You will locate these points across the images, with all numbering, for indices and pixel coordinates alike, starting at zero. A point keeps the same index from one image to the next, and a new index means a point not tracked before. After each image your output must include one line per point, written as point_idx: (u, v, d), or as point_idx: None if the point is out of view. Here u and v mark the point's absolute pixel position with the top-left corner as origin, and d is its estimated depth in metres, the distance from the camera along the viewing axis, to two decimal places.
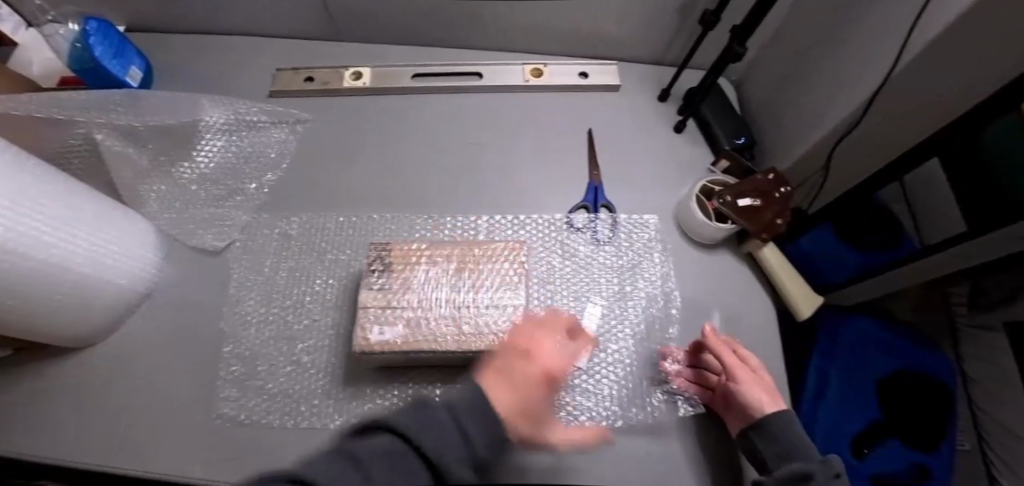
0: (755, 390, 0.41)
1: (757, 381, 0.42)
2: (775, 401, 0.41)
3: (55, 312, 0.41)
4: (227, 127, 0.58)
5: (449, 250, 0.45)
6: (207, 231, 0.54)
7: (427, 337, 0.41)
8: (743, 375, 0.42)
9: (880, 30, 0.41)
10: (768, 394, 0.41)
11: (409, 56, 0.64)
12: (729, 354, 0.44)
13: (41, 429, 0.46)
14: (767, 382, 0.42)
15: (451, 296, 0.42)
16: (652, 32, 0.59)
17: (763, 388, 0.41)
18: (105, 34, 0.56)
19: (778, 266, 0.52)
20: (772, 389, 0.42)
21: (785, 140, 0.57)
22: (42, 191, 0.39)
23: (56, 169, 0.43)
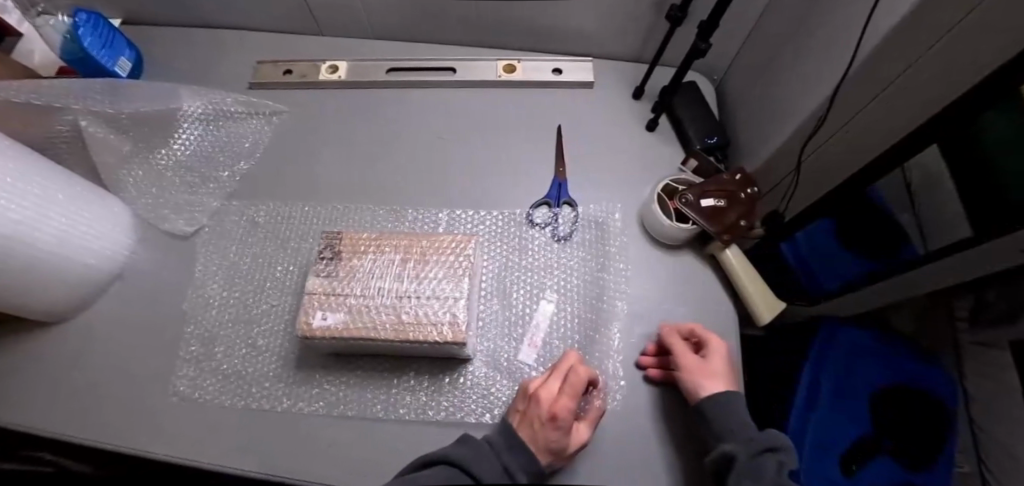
0: (699, 375, 0.42)
1: (705, 367, 0.43)
2: (722, 384, 0.42)
3: (22, 287, 0.43)
4: (206, 116, 0.61)
5: (398, 240, 0.46)
6: (178, 216, 0.56)
7: (369, 324, 0.42)
8: (689, 363, 0.43)
9: (841, 27, 0.39)
10: (713, 379, 0.42)
11: (385, 50, 0.65)
12: (680, 342, 0.44)
13: (16, 399, 0.48)
14: (719, 366, 0.42)
15: (395, 286, 0.43)
16: (626, 28, 0.58)
17: (709, 372, 0.42)
18: (95, 25, 0.59)
19: (740, 269, 0.50)
20: (720, 373, 0.42)
21: (756, 141, 0.56)
22: (10, 171, 0.40)
23: (28, 151, 0.44)
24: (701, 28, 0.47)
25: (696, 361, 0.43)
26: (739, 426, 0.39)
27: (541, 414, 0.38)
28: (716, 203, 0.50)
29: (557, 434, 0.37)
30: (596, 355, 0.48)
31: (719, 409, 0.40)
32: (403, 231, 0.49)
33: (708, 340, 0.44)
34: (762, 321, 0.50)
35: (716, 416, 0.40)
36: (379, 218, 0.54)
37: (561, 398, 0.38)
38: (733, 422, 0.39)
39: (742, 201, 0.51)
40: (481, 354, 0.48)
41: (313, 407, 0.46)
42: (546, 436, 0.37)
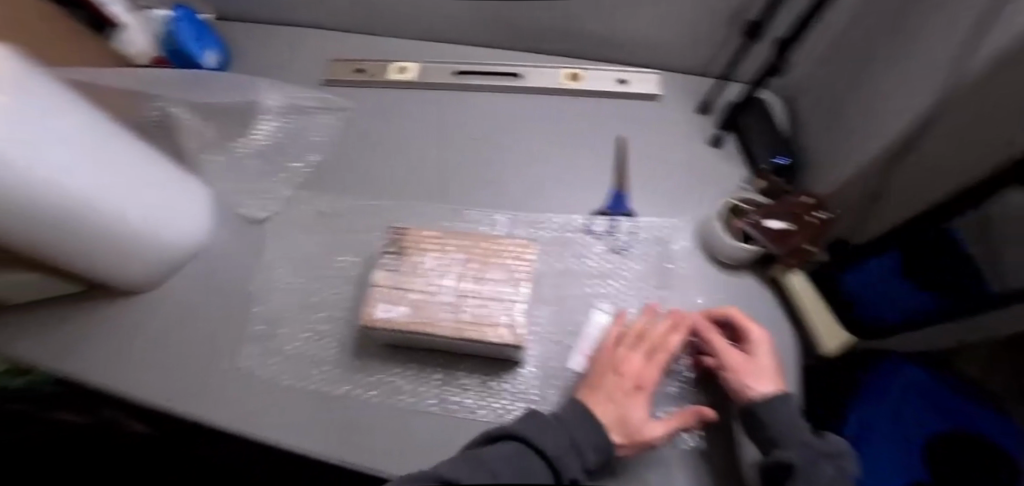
0: (744, 372, 0.39)
1: (749, 361, 0.40)
2: (771, 380, 0.39)
3: (112, 255, 0.47)
4: (282, 110, 0.64)
5: (461, 241, 0.47)
6: (252, 202, 0.59)
7: (428, 320, 0.43)
8: (729, 356, 0.40)
9: (920, 48, 0.37)
10: (761, 375, 0.39)
11: (454, 52, 0.66)
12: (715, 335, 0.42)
13: (101, 361, 0.53)
14: (764, 361, 0.40)
15: (458, 285, 0.44)
16: (695, 41, 0.58)
17: (755, 369, 0.39)
18: (190, 21, 0.64)
19: (804, 294, 0.48)
20: (767, 368, 0.39)
21: (830, 162, 0.53)
22: (113, 152, 0.44)
23: (131, 135, 0.48)
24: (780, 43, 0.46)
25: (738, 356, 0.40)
26: (793, 430, 0.36)
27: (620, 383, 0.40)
28: (784, 225, 0.48)
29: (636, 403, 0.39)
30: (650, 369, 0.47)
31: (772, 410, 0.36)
32: (463, 232, 0.50)
33: (747, 331, 0.41)
34: (824, 351, 0.48)
35: (771, 419, 0.36)
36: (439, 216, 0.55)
37: (646, 370, 0.40)
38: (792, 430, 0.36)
39: (811, 225, 0.47)
40: (533, 360, 0.48)
41: (369, 394, 0.48)
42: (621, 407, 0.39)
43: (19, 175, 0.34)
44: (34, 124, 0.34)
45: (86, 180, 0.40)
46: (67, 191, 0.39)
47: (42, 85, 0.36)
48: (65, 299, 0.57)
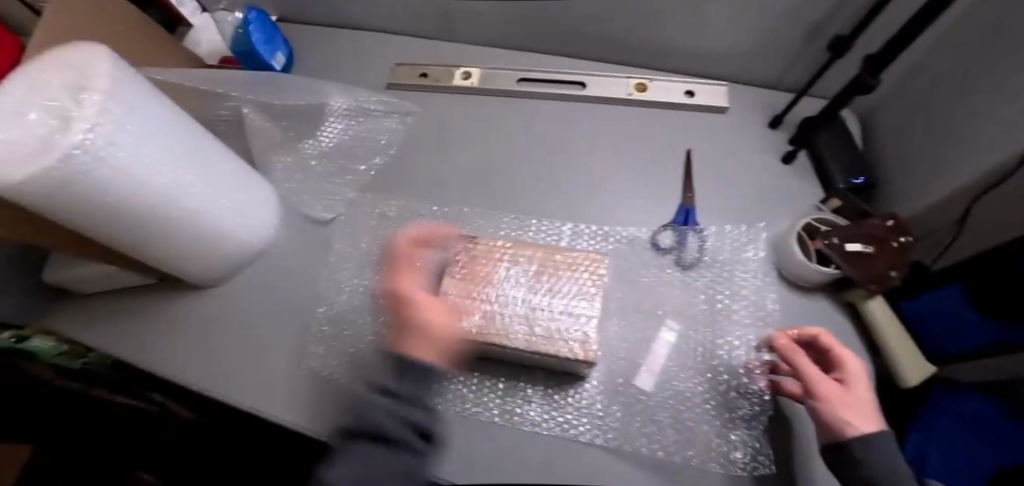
0: (844, 404, 0.37)
1: (848, 392, 0.38)
2: (872, 416, 0.37)
3: (187, 248, 0.49)
4: (347, 112, 0.65)
5: (532, 251, 0.47)
6: (318, 203, 0.61)
7: (500, 331, 0.43)
8: (826, 386, 0.38)
9: None
10: (862, 409, 0.37)
11: (519, 60, 0.68)
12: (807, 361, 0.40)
13: (173, 353, 0.54)
14: (864, 394, 0.37)
15: (528, 297, 0.44)
16: (769, 53, 0.58)
17: (855, 402, 0.37)
18: (262, 23, 0.65)
19: (883, 322, 0.47)
20: (868, 402, 0.37)
21: (915, 185, 0.51)
22: (190, 148, 0.44)
23: (207, 133, 0.49)
24: (868, 60, 0.44)
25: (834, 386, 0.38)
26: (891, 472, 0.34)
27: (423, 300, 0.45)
28: (865, 249, 0.47)
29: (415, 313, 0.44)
30: (723, 389, 0.47)
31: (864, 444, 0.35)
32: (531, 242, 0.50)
33: (842, 360, 0.39)
34: (905, 383, 0.45)
35: (867, 454, 0.35)
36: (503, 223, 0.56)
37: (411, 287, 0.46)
38: (892, 470, 0.34)
39: (892, 252, 0.46)
40: (602, 375, 0.48)
41: (432, 401, 0.48)
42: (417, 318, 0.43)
43: (109, 173, 0.36)
44: (127, 124, 0.36)
45: (171, 178, 0.42)
46: (156, 189, 0.41)
47: (134, 84, 0.38)
48: (137, 291, 0.59)
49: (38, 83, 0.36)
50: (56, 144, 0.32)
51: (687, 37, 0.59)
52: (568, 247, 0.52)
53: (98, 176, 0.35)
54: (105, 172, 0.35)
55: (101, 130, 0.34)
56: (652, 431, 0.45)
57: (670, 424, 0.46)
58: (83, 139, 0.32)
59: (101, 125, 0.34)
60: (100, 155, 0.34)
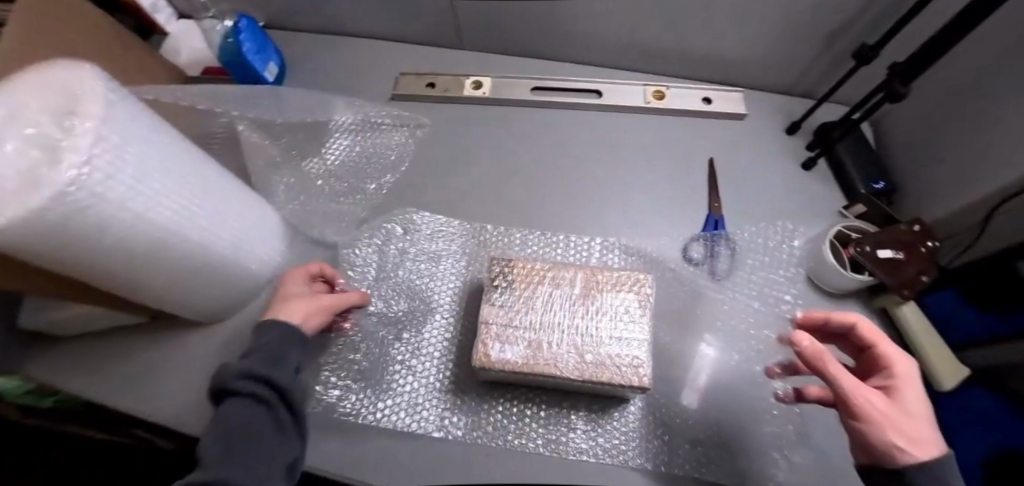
0: (898, 426, 0.33)
1: (899, 409, 0.34)
2: (929, 436, 0.33)
3: (192, 285, 0.44)
4: (354, 127, 0.62)
5: (573, 274, 0.44)
6: (327, 225, 0.58)
7: (549, 361, 0.40)
8: (876, 404, 0.33)
9: None
10: (918, 430, 0.32)
11: (531, 69, 0.66)
12: (846, 369, 0.35)
13: (173, 399, 0.49)
14: (915, 407, 0.34)
15: (574, 322, 0.42)
16: (785, 60, 0.58)
17: (908, 421, 0.33)
18: (252, 31, 0.60)
19: (917, 328, 0.48)
20: (922, 418, 0.33)
21: (942, 189, 0.52)
22: (192, 174, 0.40)
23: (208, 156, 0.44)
24: (894, 68, 0.45)
25: (883, 401, 0.34)
26: None
27: (298, 293, 0.45)
28: (897, 256, 0.47)
29: (277, 299, 0.45)
30: (767, 402, 0.47)
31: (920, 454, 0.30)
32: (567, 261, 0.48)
33: (891, 365, 0.36)
34: (941, 386, 0.46)
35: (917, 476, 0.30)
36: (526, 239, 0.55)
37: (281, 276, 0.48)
38: None
39: (922, 256, 0.46)
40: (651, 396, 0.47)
41: (471, 436, 0.45)
42: (281, 305, 0.44)
43: (108, 210, 0.31)
44: (126, 153, 0.32)
45: (174, 208, 0.37)
46: (157, 223, 0.36)
47: (131, 105, 0.33)
48: (126, 330, 0.53)
49: (12, 108, 0.30)
50: (45, 182, 0.27)
51: (702, 44, 0.58)
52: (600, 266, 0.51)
53: (95, 216, 0.30)
54: (104, 209, 0.31)
55: (97, 162, 0.29)
56: (700, 451, 0.44)
57: (717, 444, 0.45)
58: (79, 174, 0.28)
59: (97, 156, 0.29)
60: (98, 191, 0.30)
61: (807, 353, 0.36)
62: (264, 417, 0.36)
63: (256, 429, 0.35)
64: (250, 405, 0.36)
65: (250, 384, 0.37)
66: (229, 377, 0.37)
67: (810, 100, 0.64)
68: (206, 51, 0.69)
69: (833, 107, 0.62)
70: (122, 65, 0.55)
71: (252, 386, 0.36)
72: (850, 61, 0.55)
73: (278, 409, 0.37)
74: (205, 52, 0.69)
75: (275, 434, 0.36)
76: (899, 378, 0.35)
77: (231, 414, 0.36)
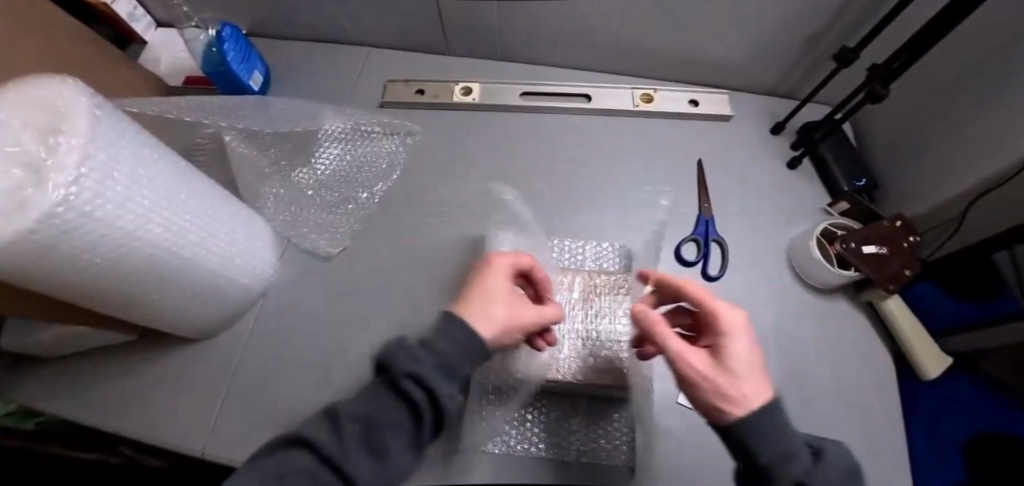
0: (716, 384, 0.31)
1: (722, 365, 0.32)
2: (754, 387, 0.31)
3: (183, 301, 0.43)
4: (344, 135, 0.62)
5: (574, 279, 0.49)
6: (320, 236, 0.57)
7: (552, 362, 0.44)
8: (696, 366, 0.32)
9: None
10: (739, 384, 0.31)
11: (520, 74, 0.67)
12: (677, 337, 0.35)
13: (165, 419, 0.48)
14: (738, 362, 0.32)
15: (574, 324, 0.46)
16: (768, 62, 0.59)
17: (728, 378, 0.31)
18: (236, 39, 0.59)
19: (902, 320, 0.49)
20: (746, 369, 0.32)
21: (922, 186, 0.54)
22: (180, 189, 0.39)
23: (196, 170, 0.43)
24: (874, 71, 0.46)
25: (705, 361, 0.33)
26: None
27: (501, 293, 0.38)
28: (881, 252, 0.49)
29: (477, 291, 0.38)
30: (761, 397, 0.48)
31: (784, 419, 0.31)
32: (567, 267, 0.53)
33: (719, 321, 0.35)
34: (926, 375, 0.50)
35: (755, 441, 0.29)
36: (523, 236, 0.55)
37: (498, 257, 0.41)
38: None
39: (904, 251, 0.48)
40: (650, 397, 0.47)
41: (471, 441, 0.45)
42: (481, 300, 0.37)
43: (98, 230, 0.31)
44: (115, 171, 0.31)
45: (163, 225, 0.37)
46: (146, 242, 0.35)
47: (118, 121, 0.32)
48: (111, 352, 0.52)
49: None
50: (30, 204, 0.26)
51: (688, 47, 0.59)
52: (596, 270, 0.52)
53: (83, 237, 0.30)
54: (93, 229, 0.30)
55: (85, 182, 0.28)
56: (699, 448, 0.45)
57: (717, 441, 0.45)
58: (66, 194, 0.27)
59: (85, 176, 0.28)
60: (87, 211, 0.29)
61: (644, 327, 0.36)
62: (407, 422, 0.33)
63: (397, 434, 0.33)
64: (399, 408, 0.33)
65: (412, 387, 0.32)
66: (402, 366, 0.33)
67: (793, 100, 0.66)
68: (187, 61, 0.68)
69: (814, 107, 0.64)
70: (109, 80, 0.55)
71: (414, 391, 0.32)
72: (830, 62, 0.57)
73: (423, 422, 0.33)
74: (186, 61, 0.68)
75: (406, 447, 0.33)
76: (727, 336, 0.34)
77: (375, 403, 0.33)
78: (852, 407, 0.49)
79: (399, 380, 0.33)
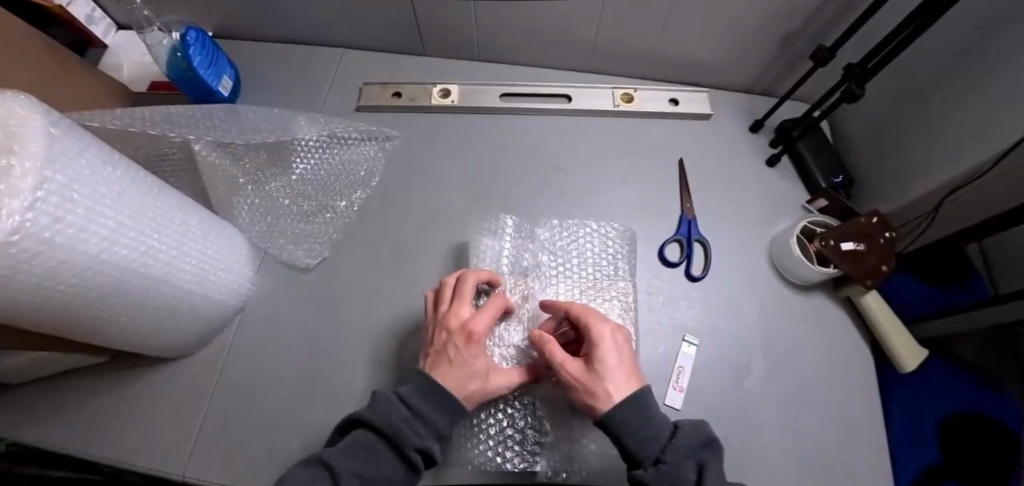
0: (587, 385, 0.37)
1: (592, 368, 0.38)
2: (617, 384, 0.37)
3: (155, 322, 0.41)
4: (320, 142, 0.60)
5: (568, 286, 0.50)
6: (298, 247, 0.55)
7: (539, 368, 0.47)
8: (571, 373, 0.38)
9: None
10: (603, 383, 0.37)
11: (500, 75, 0.66)
12: (558, 349, 0.40)
13: (141, 444, 0.46)
14: (602, 366, 0.38)
15: None
16: (747, 61, 0.60)
17: (594, 381, 0.37)
18: (203, 43, 0.56)
19: (880, 314, 0.51)
20: (611, 370, 0.38)
21: (899, 181, 0.55)
22: (145, 206, 0.37)
23: (164, 183, 0.41)
24: (851, 71, 0.47)
25: (580, 367, 0.38)
26: None
27: (484, 367, 0.40)
28: (859, 248, 0.49)
29: (461, 366, 0.39)
30: (744, 393, 0.49)
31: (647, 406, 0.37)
32: (562, 267, 0.52)
33: (590, 331, 0.40)
34: (904, 368, 0.51)
35: (621, 434, 0.36)
36: (509, 233, 0.53)
37: (475, 319, 0.40)
38: None
39: (882, 247, 0.49)
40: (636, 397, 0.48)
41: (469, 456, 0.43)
42: (447, 369, 0.38)
43: (59, 256, 0.29)
44: (74, 193, 0.29)
45: (130, 246, 0.35)
46: (114, 264, 0.34)
47: (77, 137, 0.30)
48: (80, 374, 0.50)
49: None
50: None
51: (668, 46, 0.59)
52: (587, 273, 0.51)
53: (42, 266, 0.28)
54: (54, 256, 0.28)
55: (42, 207, 0.27)
56: None
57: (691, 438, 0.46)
58: (22, 221, 0.25)
59: (42, 201, 0.27)
60: (46, 237, 0.27)
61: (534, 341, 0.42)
62: (403, 477, 0.36)
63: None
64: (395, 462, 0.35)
65: (416, 456, 0.36)
66: (411, 440, 0.35)
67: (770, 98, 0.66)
68: (150, 65, 0.65)
69: (792, 104, 0.64)
70: (56, 88, 0.50)
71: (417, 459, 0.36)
72: (806, 61, 0.57)
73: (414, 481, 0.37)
74: (150, 66, 0.65)
75: None
76: (596, 343, 0.39)
77: (369, 456, 0.35)
78: (833, 401, 0.50)
79: (407, 450, 0.35)
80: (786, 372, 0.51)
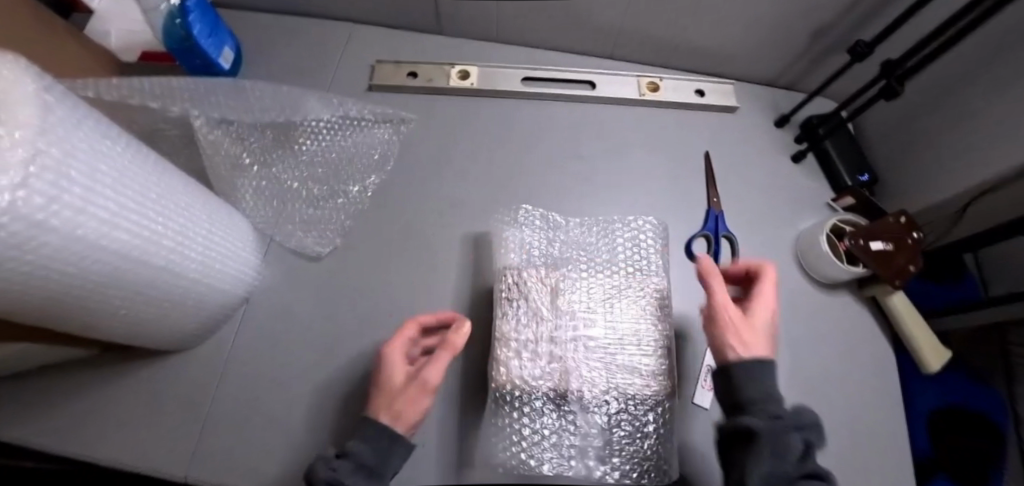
0: (735, 331, 0.35)
1: (743, 320, 0.35)
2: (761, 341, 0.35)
3: (155, 314, 0.38)
4: (332, 125, 0.56)
5: (601, 277, 0.48)
6: (309, 234, 0.52)
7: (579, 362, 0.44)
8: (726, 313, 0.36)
9: None
10: (753, 338, 0.35)
11: (520, 58, 0.63)
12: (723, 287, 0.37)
13: (139, 440, 0.43)
14: (755, 324, 0.36)
15: (607, 319, 0.46)
16: (778, 53, 0.58)
17: (743, 330, 0.35)
18: (203, 10, 0.51)
19: (903, 310, 0.50)
20: (758, 327, 0.36)
21: (926, 181, 0.55)
22: (149, 185, 0.33)
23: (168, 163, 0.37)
24: (888, 68, 0.46)
25: (741, 315, 0.36)
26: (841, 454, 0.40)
27: (400, 377, 0.37)
28: (886, 248, 0.49)
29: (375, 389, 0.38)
30: None
31: None
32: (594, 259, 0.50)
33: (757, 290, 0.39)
34: (929, 366, 0.50)
35: (752, 379, 0.33)
36: (534, 223, 0.51)
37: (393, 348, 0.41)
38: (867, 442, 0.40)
39: (907, 247, 0.48)
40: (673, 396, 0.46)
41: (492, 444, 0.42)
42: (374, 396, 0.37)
43: (53, 242, 0.25)
44: (71, 170, 0.25)
45: (133, 230, 0.31)
46: (113, 251, 0.30)
47: (72, 106, 0.26)
48: (70, 364, 0.46)
49: None
50: None
51: (697, 35, 0.57)
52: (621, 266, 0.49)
53: (35, 253, 0.25)
54: (48, 241, 0.25)
55: (35, 183, 0.23)
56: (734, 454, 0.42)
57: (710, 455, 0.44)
58: (12, 201, 0.22)
59: (35, 177, 0.23)
60: (39, 220, 0.24)
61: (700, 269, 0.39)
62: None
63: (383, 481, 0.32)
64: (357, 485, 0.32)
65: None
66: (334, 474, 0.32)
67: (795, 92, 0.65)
68: (141, 32, 0.60)
69: (818, 100, 0.63)
70: (41, 47, 0.46)
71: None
72: (837, 55, 0.56)
73: None
74: (143, 34, 0.60)
75: None
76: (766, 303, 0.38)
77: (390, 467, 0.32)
78: (857, 402, 0.49)
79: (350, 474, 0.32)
80: (813, 370, 0.50)
